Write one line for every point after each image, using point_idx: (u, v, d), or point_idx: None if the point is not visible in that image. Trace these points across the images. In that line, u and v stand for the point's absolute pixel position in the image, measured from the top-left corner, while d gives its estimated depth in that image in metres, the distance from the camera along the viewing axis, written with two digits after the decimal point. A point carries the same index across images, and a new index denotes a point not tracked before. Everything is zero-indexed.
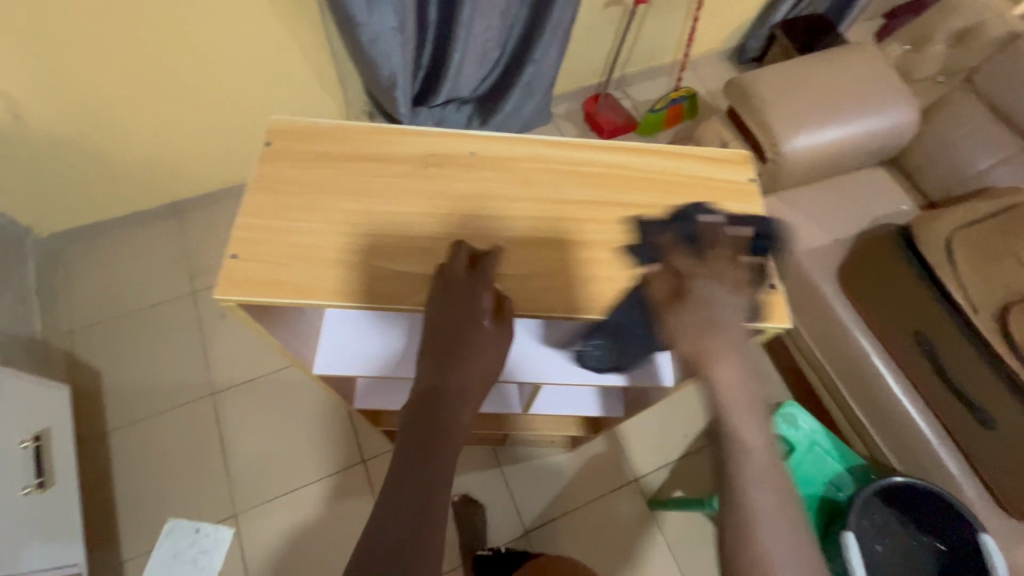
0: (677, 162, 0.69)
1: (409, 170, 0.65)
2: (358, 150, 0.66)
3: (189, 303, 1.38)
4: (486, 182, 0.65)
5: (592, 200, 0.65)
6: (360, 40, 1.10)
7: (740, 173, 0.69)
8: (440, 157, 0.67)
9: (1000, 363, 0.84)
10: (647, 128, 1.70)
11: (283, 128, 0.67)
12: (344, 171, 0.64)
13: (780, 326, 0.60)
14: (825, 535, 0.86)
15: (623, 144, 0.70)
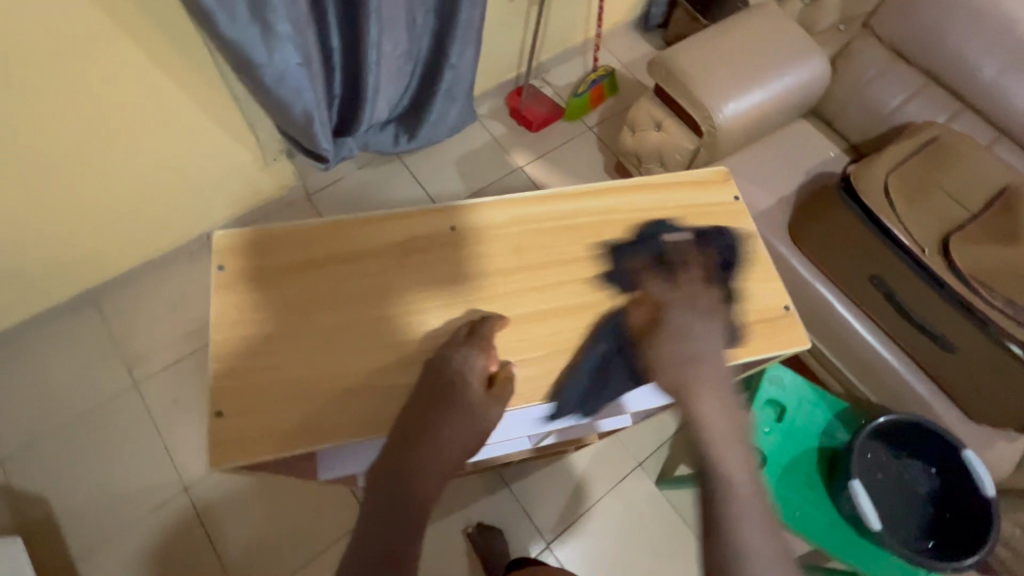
0: (674, 194, 0.81)
1: (449, 256, 0.74)
2: (401, 238, 0.74)
3: (134, 398, 1.24)
4: (525, 250, 0.75)
5: (618, 250, 0.76)
6: (264, 82, 1.01)
7: (728, 192, 0.82)
8: (479, 231, 0.75)
9: (949, 292, 0.89)
10: (574, 113, 1.69)
11: (318, 233, 0.73)
12: (395, 262, 0.72)
13: (801, 345, 0.74)
14: (831, 482, 0.91)
15: (623, 189, 0.80)
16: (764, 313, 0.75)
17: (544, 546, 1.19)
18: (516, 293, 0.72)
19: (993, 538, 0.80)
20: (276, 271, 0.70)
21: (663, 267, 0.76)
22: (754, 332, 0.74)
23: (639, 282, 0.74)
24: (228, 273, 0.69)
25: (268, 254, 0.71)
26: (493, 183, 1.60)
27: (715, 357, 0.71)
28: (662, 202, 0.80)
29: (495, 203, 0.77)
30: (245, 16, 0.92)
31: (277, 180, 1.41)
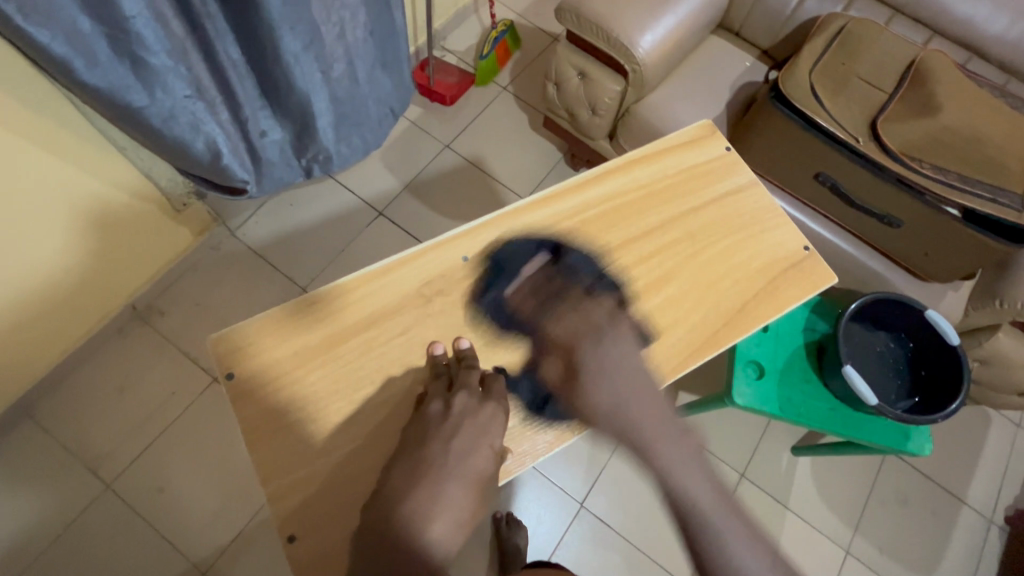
0: (669, 161, 0.82)
1: (472, 283, 0.73)
2: (424, 280, 0.72)
3: (111, 500, 1.13)
4: (549, 258, 0.75)
5: (636, 234, 0.77)
6: (152, 125, 0.90)
7: (719, 145, 0.85)
8: (496, 251, 0.75)
9: (887, 173, 0.94)
10: (484, 76, 1.62)
11: (333, 292, 0.70)
12: (425, 308, 0.70)
13: (828, 278, 0.78)
14: (824, 371, 0.98)
15: (616, 166, 0.81)
16: (785, 258, 0.78)
17: (578, 507, 1.23)
18: (549, 282, 0.72)
19: (967, 382, 0.89)
20: (305, 353, 0.66)
21: (677, 240, 0.77)
22: (778, 280, 0.77)
23: (667, 262, 0.76)
24: (251, 373, 0.65)
25: (289, 339, 0.67)
26: (425, 169, 1.53)
27: (752, 317, 0.74)
28: (661, 174, 0.81)
29: (503, 217, 0.77)
30: (110, 57, 0.79)
31: (194, 225, 1.27)
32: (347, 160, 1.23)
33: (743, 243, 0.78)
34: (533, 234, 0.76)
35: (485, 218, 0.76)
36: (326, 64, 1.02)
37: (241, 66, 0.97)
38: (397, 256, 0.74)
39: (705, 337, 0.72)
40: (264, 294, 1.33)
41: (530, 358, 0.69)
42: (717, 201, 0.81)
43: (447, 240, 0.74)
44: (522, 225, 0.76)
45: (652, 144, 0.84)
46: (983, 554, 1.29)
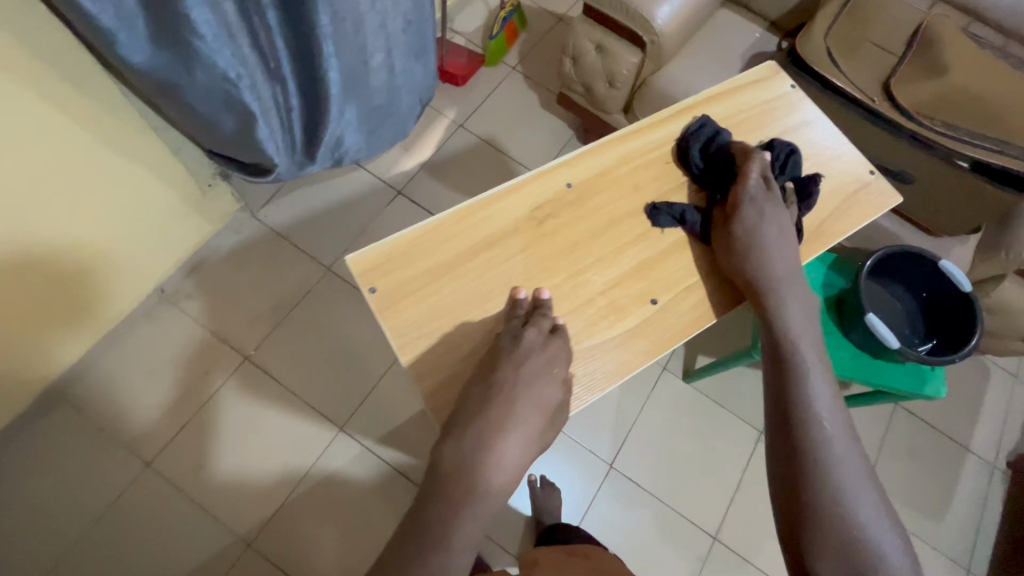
0: (742, 96, 0.88)
1: (568, 211, 0.78)
2: (534, 206, 0.78)
3: (152, 479, 1.14)
4: (640, 186, 0.80)
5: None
6: (188, 101, 0.93)
7: (783, 84, 0.89)
8: (595, 180, 0.81)
9: (902, 130, 0.99)
10: (494, 57, 1.65)
11: (446, 220, 0.76)
12: (536, 231, 0.76)
13: (897, 199, 0.81)
14: (844, 323, 1.04)
15: (688, 104, 0.87)
16: (852, 183, 0.82)
17: (608, 468, 1.28)
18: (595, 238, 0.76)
19: (980, 324, 0.94)
20: (434, 272, 0.73)
21: None
22: (849, 203, 0.80)
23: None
24: (388, 291, 0.71)
25: (413, 261, 0.73)
26: (440, 148, 1.55)
27: (828, 236, 0.78)
28: (740, 109, 0.86)
29: (597, 150, 0.83)
30: (148, 33, 0.81)
31: (218, 207, 1.28)
32: (374, 148, 1.31)
33: (811, 172, 0.82)
34: (626, 164, 0.82)
35: (582, 151, 0.82)
36: (367, 54, 1.07)
37: (284, 59, 0.99)
38: (502, 188, 0.79)
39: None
40: (290, 274, 1.35)
41: (632, 277, 0.75)
42: (784, 134, 0.85)
43: (545, 171, 0.80)
44: (615, 157, 0.82)
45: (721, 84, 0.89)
46: (989, 497, 1.36)
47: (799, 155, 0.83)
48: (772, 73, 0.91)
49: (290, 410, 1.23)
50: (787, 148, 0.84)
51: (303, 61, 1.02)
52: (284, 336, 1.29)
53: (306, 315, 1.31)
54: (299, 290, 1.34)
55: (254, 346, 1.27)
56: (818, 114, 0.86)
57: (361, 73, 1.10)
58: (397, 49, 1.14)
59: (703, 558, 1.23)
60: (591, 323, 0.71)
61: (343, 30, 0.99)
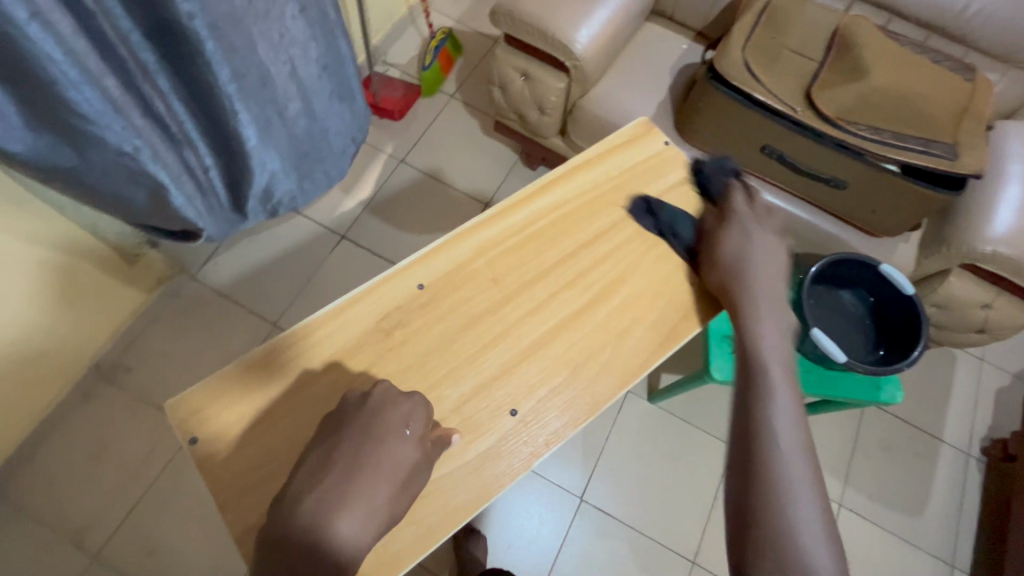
0: (611, 161, 0.83)
1: (427, 313, 0.71)
2: (378, 317, 0.70)
3: (99, 568, 1.08)
4: (502, 277, 0.74)
5: (582, 243, 0.77)
6: (85, 180, 0.88)
7: (657, 142, 0.85)
8: (448, 278, 0.74)
9: (827, 138, 0.97)
10: (430, 87, 1.63)
11: (284, 341, 0.68)
12: (381, 347, 0.69)
13: None
14: (795, 336, 1.01)
15: (552, 177, 0.81)
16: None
17: (580, 501, 1.25)
18: (511, 297, 0.73)
19: (925, 327, 0.93)
20: (274, 407, 0.65)
21: (626, 241, 0.77)
22: None
23: (613, 270, 0.75)
24: (205, 439, 0.62)
25: (243, 398, 0.65)
26: (382, 186, 1.52)
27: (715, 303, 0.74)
28: (606, 178, 0.81)
29: (452, 240, 0.76)
30: (25, 120, 0.77)
31: (150, 273, 1.24)
32: (309, 194, 1.27)
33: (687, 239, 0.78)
34: (483, 255, 0.75)
35: (435, 244, 0.75)
36: (280, 103, 1.03)
37: (187, 122, 0.97)
38: (350, 295, 0.72)
39: (663, 336, 0.72)
40: (235, 334, 1.31)
41: (493, 383, 0.68)
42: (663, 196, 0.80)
43: (400, 270, 0.73)
44: (470, 248, 0.75)
45: (588, 150, 0.84)
46: (966, 486, 1.35)
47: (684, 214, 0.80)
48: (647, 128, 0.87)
49: None
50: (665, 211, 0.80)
51: (212, 120, 0.99)
52: None
53: None
54: (245, 351, 1.29)
55: None
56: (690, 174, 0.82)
57: (277, 123, 1.06)
58: (315, 90, 1.10)
59: None
60: (514, 384, 0.68)
61: (249, 84, 0.95)
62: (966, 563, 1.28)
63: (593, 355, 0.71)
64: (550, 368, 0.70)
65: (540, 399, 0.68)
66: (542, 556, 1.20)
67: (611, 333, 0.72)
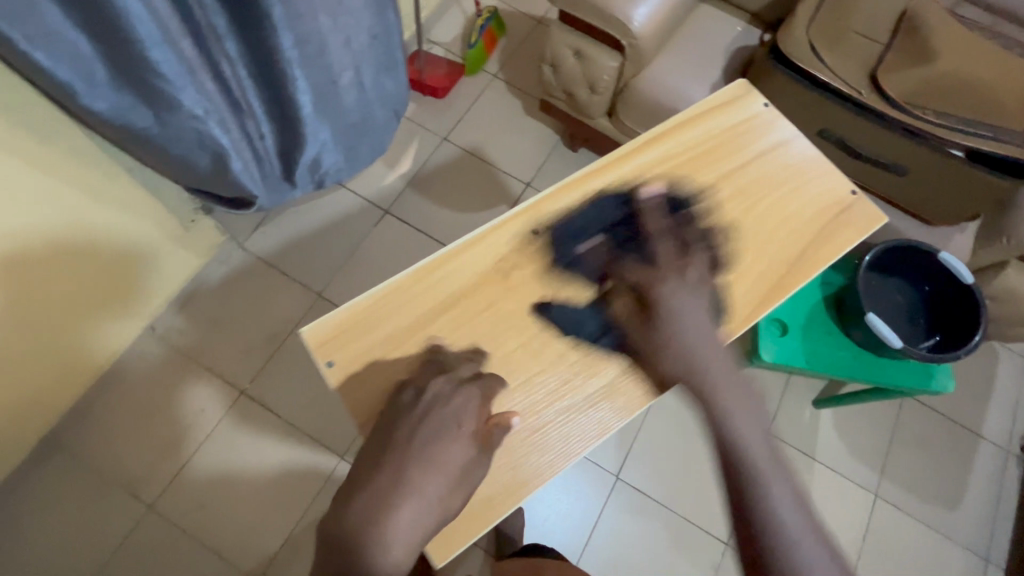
0: (713, 120, 0.84)
1: (539, 260, 0.75)
2: (493, 262, 0.75)
3: (155, 519, 1.14)
4: (608, 228, 0.77)
5: (685, 198, 0.79)
6: (157, 143, 0.91)
7: (755, 103, 0.85)
8: (558, 229, 0.77)
9: (892, 122, 0.97)
10: (473, 65, 1.62)
11: (406, 279, 0.73)
12: (499, 288, 0.73)
13: (877, 221, 0.78)
14: (846, 322, 1.01)
15: (653, 135, 0.83)
16: (833, 205, 0.79)
17: (615, 479, 1.26)
18: (617, 250, 0.75)
19: (983, 316, 0.92)
20: (400, 340, 0.70)
21: (724, 201, 0.79)
22: (832, 223, 0.78)
23: (720, 225, 0.77)
24: (343, 359, 0.68)
25: (372, 327, 0.70)
26: (425, 163, 1.53)
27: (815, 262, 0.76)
28: (707, 137, 0.83)
29: (555, 195, 0.79)
30: (110, 79, 0.79)
31: (204, 240, 1.27)
32: (354, 167, 1.29)
33: (790, 199, 0.79)
34: (588, 209, 0.78)
35: (542, 197, 0.79)
36: (335, 73, 1.04)
37: (249, 88, 0.99)
38: (461, 242, 0.76)
39: (769, 288, 0.74)
40: (282, 302, 1.34)
41: (612, 326, 0.72)
42: (761, 158, 0.82)
43: (508, 219, 0.77)
44: (575, 202, 0.79)
45: (686, 111, 0.85)
46: (1005, 483, 1.34)
47: (780, 176, 0.81)
48: (744, 90, 0.87)
49: (290, 442, 1.22)
50: (765, 172, 0.81)
51: (271, 88, 1.00)
52: (279, 366, 1.28)
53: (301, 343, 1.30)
54: (291, 319, 1.32)
55: (250, 378, 1.26)
56: (792, 135, 0.83)
57: (332, 93, 1.07)
58: (367, 60, 1.11)
59: (716, 566, 1.22)
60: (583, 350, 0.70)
61: (309, 52, 0.97)
62: (1001, 559, 1.28)
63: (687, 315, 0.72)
64: None
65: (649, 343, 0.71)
66: (576, 531, 1.22)
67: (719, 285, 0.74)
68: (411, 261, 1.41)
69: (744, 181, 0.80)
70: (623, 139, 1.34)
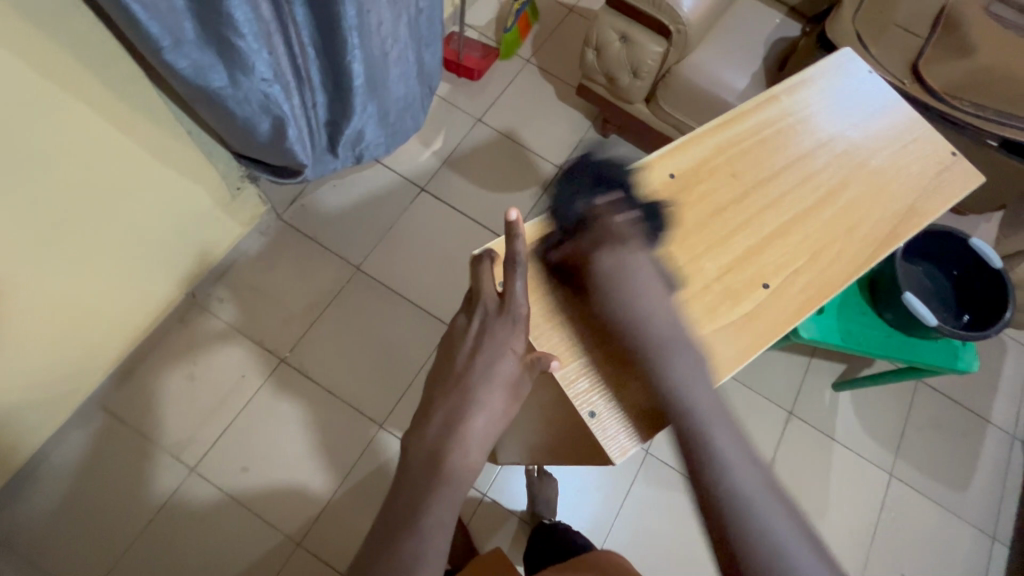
0: (826, 85, 0.80)
1: (679, 200, 0.70)
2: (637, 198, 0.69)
3: (196, 481, 1.15)
4: (742, 174, 0.72)
5: (807, 150, 0.75)
6: (226, 105, 0.93)
7: (861, 66, 0.82)
8: (697, 169, 0.72)
9: (931, 110, 1.02)
10: (508, 49, 1.65)
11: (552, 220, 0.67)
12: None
13: (979, 179, 0.76)
14: (879, 303, 1.06)
15: (774, 90, 0.79)
16: (936, 162, 0.76)
17: (644, 454, 1.30)
18: (748, 197, 0.71)
19: (1011, 296, 0.97)
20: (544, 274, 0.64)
21: (841, 155, 0.75)
22: (942, 176, 0.75)
23: (841, 172, 0.74)
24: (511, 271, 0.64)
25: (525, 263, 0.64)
26: (461, 143, 1.55)
27: (930, 210, 0.73)
28: (822, 102, 0.78)
29: (691, 140, 0.74)
30: (194, 35, 0.81)
31: (247, 209, 1.28)
32: (394, 143, 1.28)
33: (900, 153, 0.76)
34: (722, 153, 0.73)
35: (680, 139, 0.73)
36: (387, 46, 1.03)
37: (311, 58, 0.99)
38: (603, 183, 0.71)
39: (886, 236, 0.71)
40: (321, 273, 1.35)
41: (745, 261, 0.67)
42: (873, 115, 0.78)
43: (650, 160, 0.72)
44: (710, 146, 0.74)
45: (801, 72, 0.81)
46: (1010, 465, 1.40)
47: (892, 132, 0.78)
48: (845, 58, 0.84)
49: (330, 410, 1.24)
50: (876, 129, 0.77)
51: (329, 57, 0.99)
52: (319, 335, 1.30)
53: (339, 314, 1.32)
54: (330, 290, 1.34)
55: (289, 347, 1.28)
56: (898, 99, 0.80)
57: (385, 66, 1.07)
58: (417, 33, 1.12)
59: None
60: None
61: (367, 24, 0.95)
62: (1005, 537, 1.34)
63: (816, 259, 0.69)
64: (790, 256, 0.69)
65: (787, 277, 0.68)
66: (607, 502, 1.26)
67: (841, 228, 0.71)
68: (447, 237, 1.44)
69: (861, 136, 0.77)
70: (659, 124, 1.37)
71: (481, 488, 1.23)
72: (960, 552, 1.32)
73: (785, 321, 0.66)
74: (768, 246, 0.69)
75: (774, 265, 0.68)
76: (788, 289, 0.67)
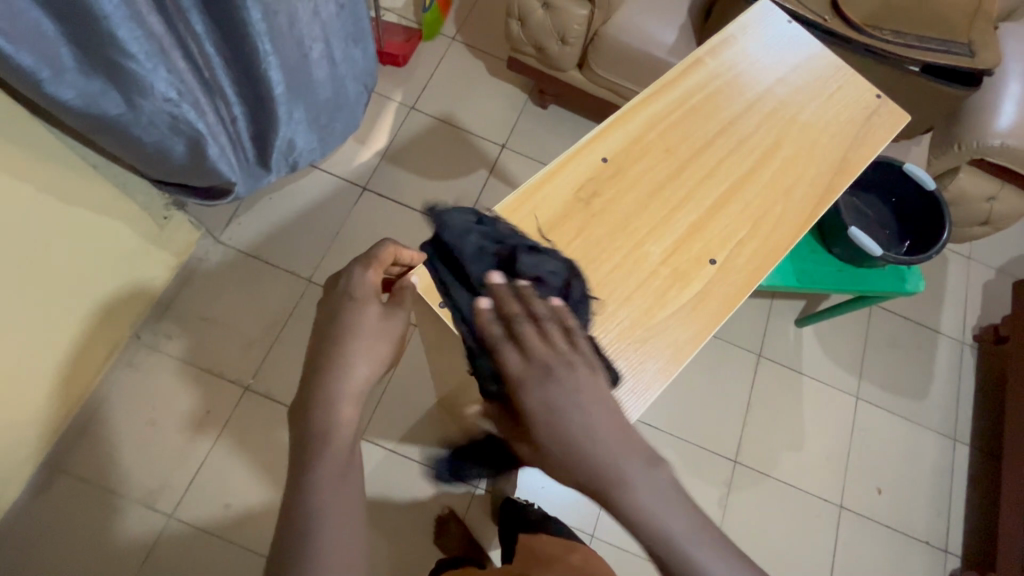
0: (750, 40, 0.79)
1: (616, 186, 0.69)
2: (574, 189, 0.68)
3: (176, 526, 1.11)
4: (676, 147, 0.72)
5: (739, 111, 0.75)
6: (132, 132, 0.86)
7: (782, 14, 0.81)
8: (631, 149, 0.71)
9: (856, 45, 1.01)
10: (431, 30, 1.58)
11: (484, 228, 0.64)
12: (585, 215, 0.67)
13: (908, 118, 0.77)
14: (828, 240, 1.09)
15: (697, 53, 0.77)
16: (867, 106, 0.77)
17: None
18: (686, 169, 0.71)
19: (948, 217, 1.01)
20: None
21: (774, 112, 0.75)
22: (871, 122, 0.76)
23: (774, 129, 0.74)
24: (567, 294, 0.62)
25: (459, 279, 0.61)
26: (395, 135, 1.49)
27: (858, 159, 0.74)
28: (746, 58, 0.78)
29: (622, 118, 0.72)
30: (76, 62, 0.74)
31: (179, 237, 1.21)
32: (329, 146, 1.21)
33: (829, 98, 0.77)
34: (654, 127, 0.72)
35: (612, 117, 0.72)
36: (307, 47, 0.94)
37: (221, 70, 0.91)
38: (533, 178, 0.69)
39: (823, 192, 0.71)
40: (271, 294, 1.29)
41: (689, 237, 0.67)
42: (802, 64, 0.78)
43: (578, 148, 0.70)
44: (641, 122, 0.73)
45: (723, 31, 0.80)
46: (962, 371, 1.49)
47: (823, 80, 0.78)
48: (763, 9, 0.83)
49: None
50: (805, 80, 0.77)
51: (242, 67, 0.91)
52: (281, 357, 1.25)
53: (298, 332, 1.27)
54: (284, 310, 1.28)
55: (251, 374, 1.23)
56: (821, 44, 0.80)
57: (308, 68, 0.98)
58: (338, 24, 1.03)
59: (728, 482, 1.31)
60: None
61: (279, 25, 0.85)
62: (965, 437, 1.44)
63: (761, 224, 0.69)
64: (732, 225, 0.69)
65: (732, 248, 0.68)
66: None
67: (781, 190, 0.71)
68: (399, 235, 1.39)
69: (787, 91, 0.77)
70: (595, 90, 1.35)
71: (473, 482, 1.22)
72: (927, 459, 1.40)
73: (736, 291, 0.66)
74: (710, 217, 0.69)
75: (722, 238, 0.68)
76: (736, 259, 0.67)
